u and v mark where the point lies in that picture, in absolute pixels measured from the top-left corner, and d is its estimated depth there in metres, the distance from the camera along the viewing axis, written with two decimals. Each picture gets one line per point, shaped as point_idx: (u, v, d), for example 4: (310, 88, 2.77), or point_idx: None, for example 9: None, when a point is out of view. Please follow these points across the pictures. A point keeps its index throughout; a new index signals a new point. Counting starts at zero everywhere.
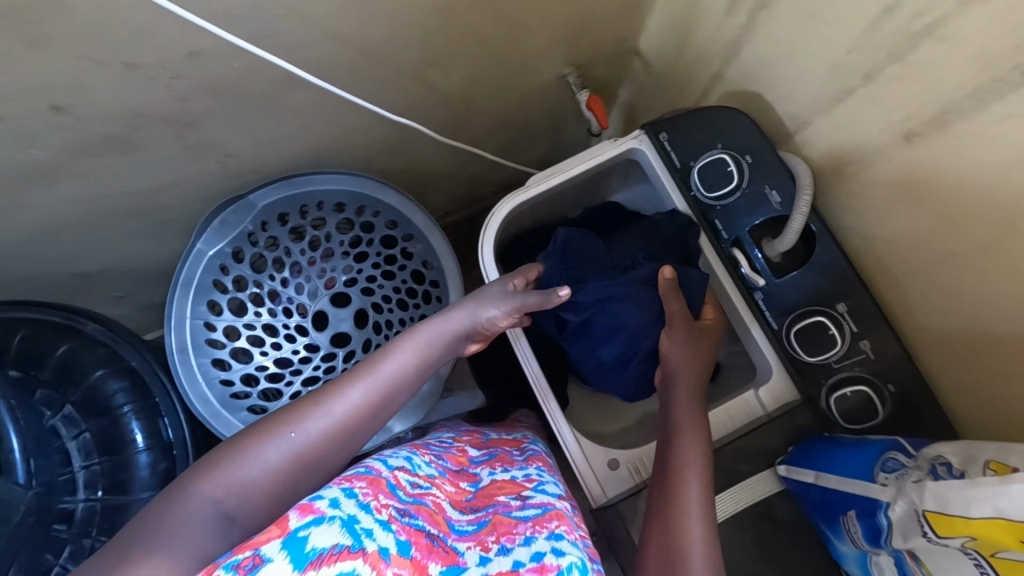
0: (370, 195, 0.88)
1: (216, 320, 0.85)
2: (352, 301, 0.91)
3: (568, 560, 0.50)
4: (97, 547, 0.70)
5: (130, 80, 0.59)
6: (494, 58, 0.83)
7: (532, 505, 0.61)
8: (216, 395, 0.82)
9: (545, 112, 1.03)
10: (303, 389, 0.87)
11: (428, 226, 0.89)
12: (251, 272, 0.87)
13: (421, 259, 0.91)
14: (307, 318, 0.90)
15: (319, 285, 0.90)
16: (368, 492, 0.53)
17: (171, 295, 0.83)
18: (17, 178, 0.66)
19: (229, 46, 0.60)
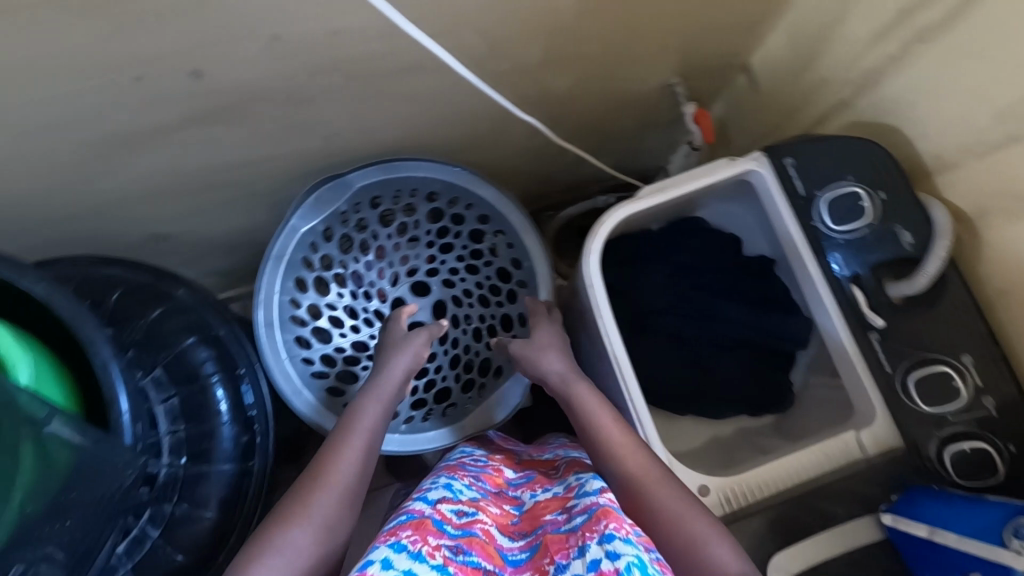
0: (465, 187, 0.85)
1: (302, 298, 0.84)
2: (432, 291, 0.91)
3: (625, 561, 0.51)
4: (176, 513, 0.71)
5: (273, 55, 0.58)
6: (609, 61, 0.81)
7: (578, 512, 0.60)
8: (297, 372, 0.82)
9: (641, 119, 1.00)
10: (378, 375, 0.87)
11: (525, 224, 0.86)
12: (336, 252, 0.86)
13: (512, 255, 0.88)
14: (387, 304, 0.90)
15: (401, 272, 0.90)
16: (416, 539, 0.57)
17: (261, 268, 0.81)
18: (139, 144, 0.66)
19: (375, 27, 0.58)
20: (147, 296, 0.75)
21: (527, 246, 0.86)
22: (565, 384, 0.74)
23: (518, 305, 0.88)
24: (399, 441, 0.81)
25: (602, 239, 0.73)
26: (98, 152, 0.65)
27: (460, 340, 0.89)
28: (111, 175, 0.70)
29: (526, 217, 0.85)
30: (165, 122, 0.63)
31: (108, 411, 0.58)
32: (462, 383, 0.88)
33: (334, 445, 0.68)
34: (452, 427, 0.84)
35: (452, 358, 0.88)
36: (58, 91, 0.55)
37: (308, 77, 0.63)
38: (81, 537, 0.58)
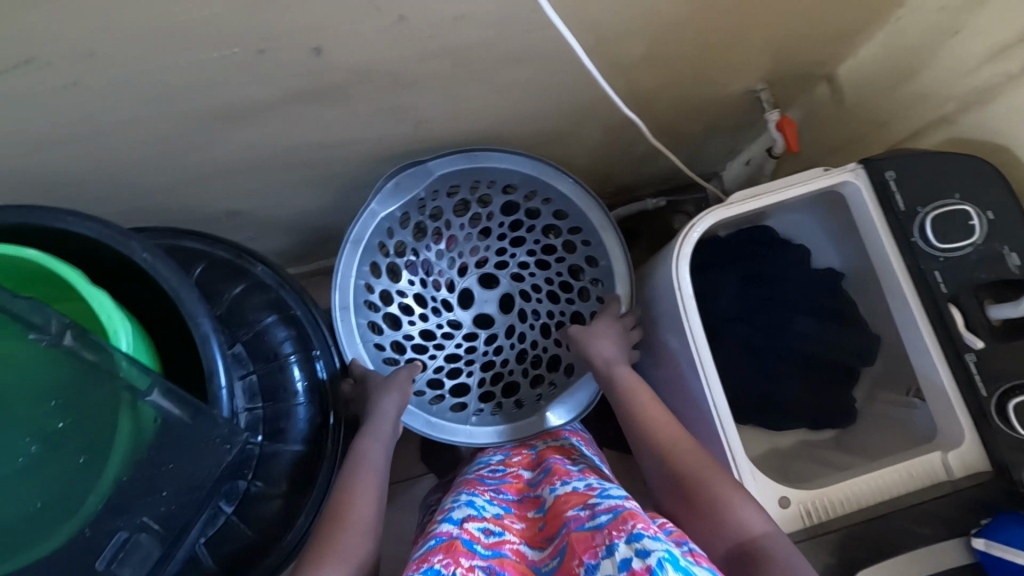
0: (546, 181, 0.84)
1: (375, 283, 0.83)
2: (500, 284, 0.90)
3: (656, 558, 0.49)
4: (252, 490, 0.71)
5: (391, 36, 0.57)
6: (703, 63, 0.79)
7: (602, 510, 0.58)
8: (370, 356, 0.82)
9: (716, 123, 0.99)
10: (445, 365, 0.87)
11: (604, 222, 0.85)
12: (410, 239, 0.85)
13: (588, 252, 0.87)
14: (455, 294, 0.89)
15: (470, 263, 0.89)
16: (449, 562, 0.55)
17: (340, 251, 0.81)
18: (238, 118, 0.64)
19: (497, 13, 0.58)
20: (228, 273, 0.75)
21: (604, 244, 0.85)
22: (611, 369, 0.78)
23: (591, 303, 0.88)
24: (471, 432, 0.83)
25: (693, 240, 0.73)
26: (199, 125, 0.64)
27: (527, 334, 0.89)
28: (203, 149, 0.69)
29: (607, 213, 0.84)
30: (270, 97, 0.62)
31: (208, 384, 0.57)
32: (529, 378, 0.89)
33: (348, 479, 0.70)
34: (520, 422, 0.85)
35: (519, 352, 0.89)
36: (179, 60, 0.54)
37: (418, 60, 0.62)
38: (175, 513, 0.55)
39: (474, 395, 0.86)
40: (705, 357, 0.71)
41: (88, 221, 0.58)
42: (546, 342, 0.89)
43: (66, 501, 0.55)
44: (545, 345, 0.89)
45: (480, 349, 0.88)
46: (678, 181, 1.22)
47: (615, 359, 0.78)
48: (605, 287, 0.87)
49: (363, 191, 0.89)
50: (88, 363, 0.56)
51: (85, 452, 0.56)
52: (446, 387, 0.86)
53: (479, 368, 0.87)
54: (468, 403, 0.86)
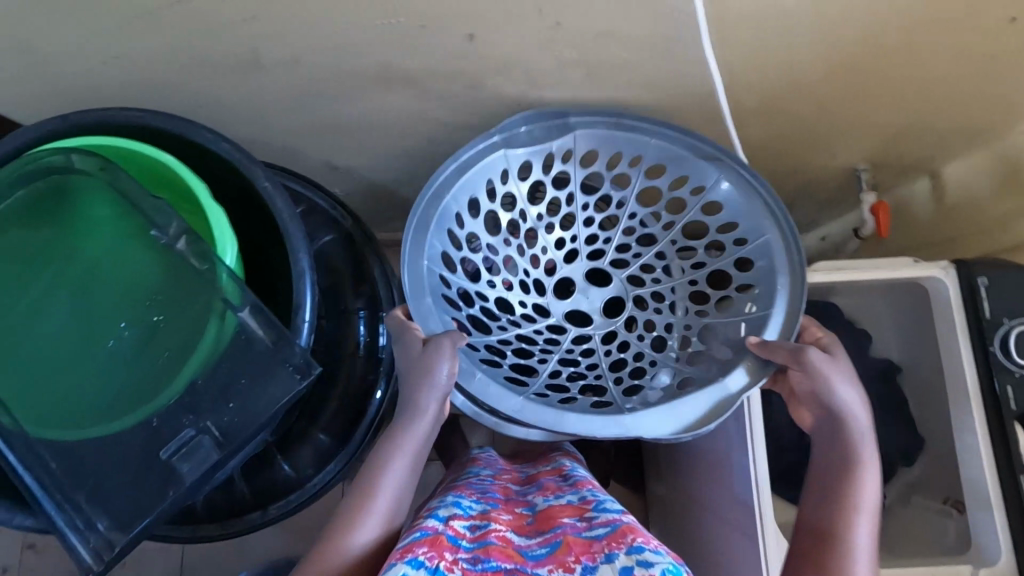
0: (703, 161, 0.71)
1: (467, 220, 0.73)
2: (611, 284, 0.79)
3: (660, 567, 0.54)
4: (295, 426, 0.76)
5: (544, 38, 0.61)
6: (816, 128, 0.81)
7: (599, 523, 0.63)
8: (431, 281, 0.69)
9: (808, 191, 1.00)
10: (514, 342, 0.73)
11: (775, 216, 0.70)
12: (524, 193, 0.74)
13: (741, 252, 0.72)
14: (553, 278, 0.78)
15: (582, 250, 0.79)
16: (433, 555, 0.58)
17: (441, 168, 0.71)
18: (378, 83, 0.69)
19: (645, 38, 0.61)
20: (321, 220, 0.79)
21: (767, 241, 0.70)
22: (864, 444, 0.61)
23: (733, 316, 0.72)
24: (531, 413, 0.64)
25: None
26: (338, 79, 0.68)
27: (631, 344, 0.76)
28: (332, 103, 0.73)
29: (780, 204, 0.70)
30: (414, 70, 0.66)
31: (294, 315, 0.61)
32: (624, 387, 0.73)
33: (369, 478, 0.63)
34: (607, 420, 0.65)
35: (615, 360, 0.76)
36: (349, 18, 0.59)
37: (559, 65, 0.66)
38: (237, 427, 0.58)
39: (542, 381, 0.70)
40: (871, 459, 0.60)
41: (224, 141, 0.63)
42: (656, 359, 0.74)
43: (143, 391, 0.59)
44: (653, 358, 0.75)
45: (564, 345, 0.75)
46: None
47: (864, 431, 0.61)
48: (762, 295, 0.70)
49: None
50: (195, 270, 0.60)
51: (169, 353, 0.60)
52: (507, 360, 0.72)
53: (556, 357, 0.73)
54: (531, 385, 0.70)
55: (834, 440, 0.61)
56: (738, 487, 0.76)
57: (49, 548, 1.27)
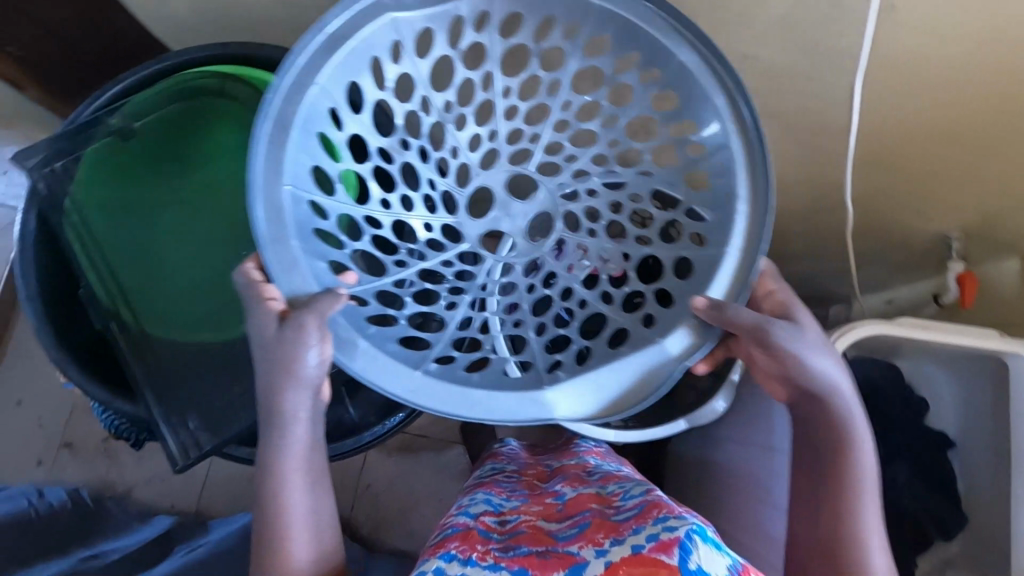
0: (660, 53, 0.60)
1: (343, 116, 0.62)
2: (536, 199, 0.74)
3: (684, 529, 0.52)
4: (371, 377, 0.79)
5: None
6: (920, 186, 0.82)
7: (630, 507, 0.63)
8: (294, 213, 0.59)
9: (892, 250, 1.00)
10: (419, 284, 0.71)
11: (756, 166, 0.60)
12: (423, 75, 0.65)
13: (700, 165, 0.63)
14: (465, 193, 0.73)
15: (500, 152, 0.72)
16: (464, 548, 0.61)
17: (304, 40, 0.57)
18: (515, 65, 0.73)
19: None
20: None
21: (730, 157, 0.60)
22: (850, 423, 0.60)
23: (683, 247, 0.66)
24: (434, 399, 0.61)
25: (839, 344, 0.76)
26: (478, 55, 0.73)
27: (562, 279, 0.74)
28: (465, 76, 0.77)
29: (756, 122, 0.58)
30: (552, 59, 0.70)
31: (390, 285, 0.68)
32: (546, 339, 0.72)
33: (273, 501, 0.58)
34: (520, 397, 0.63)
35: (537, 297, 0.75)
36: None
37: None
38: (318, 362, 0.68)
39: (445, 340, 0.68)
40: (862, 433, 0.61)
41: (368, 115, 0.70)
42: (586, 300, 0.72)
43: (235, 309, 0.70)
44: (582, 296, 0.73)
45: (477, 281, 0.74)
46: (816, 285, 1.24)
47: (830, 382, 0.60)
48: (717, 226, 0.63)
49: None
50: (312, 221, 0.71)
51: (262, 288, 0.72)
52: (405, 313, 0.68)
53: (465, 306, 0.72)
54: (431, 350, 0.67)
55: (810, 409, 0.62)
56: (777, 523, 0.78)
57: (84, 450, 1.32)
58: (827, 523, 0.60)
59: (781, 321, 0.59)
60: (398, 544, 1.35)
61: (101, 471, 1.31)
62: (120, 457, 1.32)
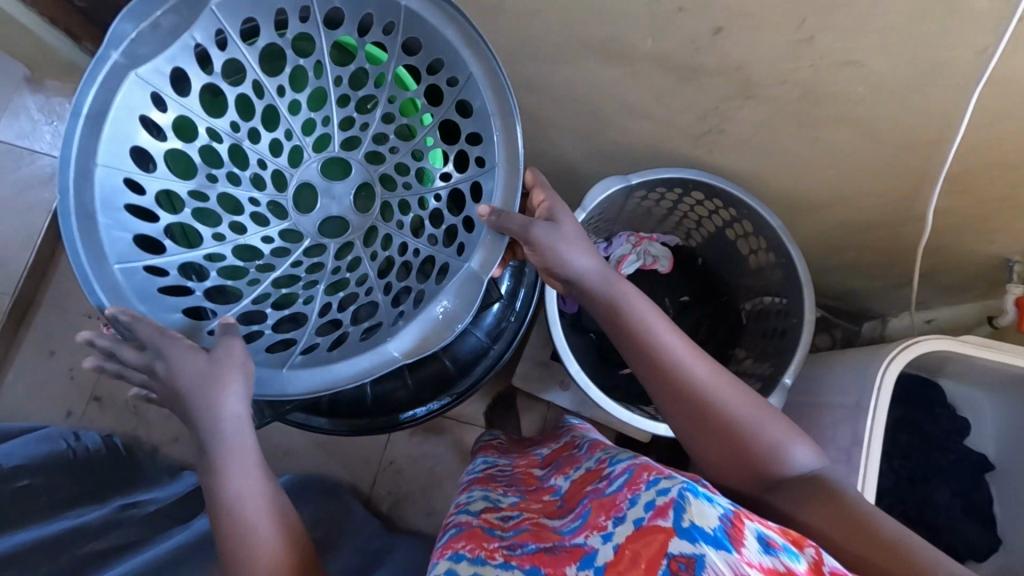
0: (414, 19, 0.55)
1: (146, 181, 0.58)
2: (352, 172, 0.65)
3: (676, 487, 0.43)
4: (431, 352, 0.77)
5: (785, 50, 0.63)
6: (991, 206, 0.81)
7: (618, 477, 0.54)
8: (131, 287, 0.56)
9: (947, 267, 1.00)
10: (272, 295, 0.63)
11: (475, 44, 0.55)
12: (198, 110, 0.60)
13: (466, 127, 0.59)
14: (286, 194, 0.64)
15: (306, 145, 0.65)
16: (474, 548, 0.53)
17: (69, 131, 0.54)
18: (607, 51, 0.73)
19: (879, 72, 0.63)
20: None
21: (471, 83, 0.56)
22: (607, 288, 0.64)
23: (467, 178, 0.60)
24: (280, 375, 0.56)
25: (904, 358, 0.75)
26: (571, 37, 0.72)
27: (411, 246, 0.63)
28: (552, 58, 0.78)
29: (504, 75, 0.54)
30: (644, 48, 0.70)
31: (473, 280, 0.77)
32: (393, 296, 0.62)
33: (224, 511, 0.51)
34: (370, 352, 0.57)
35: (382, 264, 0.64)
36: None
37: (778, 81, 0.68)
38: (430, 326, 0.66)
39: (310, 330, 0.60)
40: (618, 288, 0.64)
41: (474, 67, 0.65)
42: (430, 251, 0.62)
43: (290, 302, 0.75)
44: (416, 248, 0.62)
45: (328, 267, 0.64)
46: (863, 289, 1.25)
47: (604, 271, 0.65)
48: (485, 150, 0.58)
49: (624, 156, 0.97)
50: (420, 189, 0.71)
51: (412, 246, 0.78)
52: (269, 324, 0.61)
53: (321, 292, 0.63)
54: (299, 342, 0.60)
55: (597, 308, 0.65)
56: None
57: (112, 403, 1.33)
58: (680, 423, 0.60)
59: (539, 223, 0.61)
60: (416, 523, 1.36)
61: (128, 425, 1.32)
62: (148, 413, 1.33)
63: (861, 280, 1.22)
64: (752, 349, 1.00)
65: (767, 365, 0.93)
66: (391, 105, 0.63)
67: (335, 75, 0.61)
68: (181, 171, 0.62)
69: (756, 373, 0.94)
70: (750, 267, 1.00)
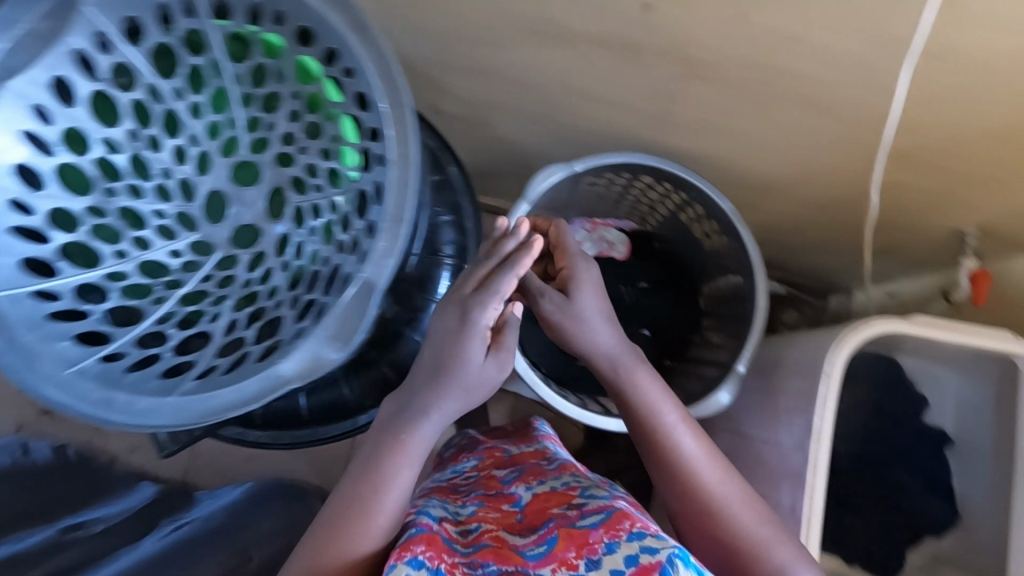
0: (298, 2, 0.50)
1: (30, 198, 0.52)
2: (262, 177, 0.60)
3: (666, 555, 0.46)
4: (367, 357, 0.73)
5: (726, 28, 0.60)
6: (943, 180, 0.80)
7: (590, 511, 0.54)
8: (17, 318, 0.49)
9: (906, 241, 0.98)
10: (178, 314, 0.57)
11: (364, 29, 0.50)
12: (89, 119, 0.54)
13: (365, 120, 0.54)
14: (195, 203, 0.59)
15: (213, 150, 0.59)
16: (433, 556, 0.50)
17: None
18: (538, 33, 0.68)
19: (821, 48, 0.60)
20: (431, 161, 0.79)
21: (364, 71, 0.51)
22: (622, 368, 0.65)
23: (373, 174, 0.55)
24: (165, 404, 0.50)
25: (851, 345, 0.73)
26: (498, 19, 0.68)
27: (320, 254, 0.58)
28: (483, 42, 0.73)
29: (393, 60, 0.50)
30: (576, 30, 0.66)
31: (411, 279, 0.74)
32: (302, 311, 0.57)
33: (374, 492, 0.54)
34: (262, 374, 0.51)
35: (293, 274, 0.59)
36: None
37: (720, 61, 0.65)
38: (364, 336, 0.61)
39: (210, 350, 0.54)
40: (630, 365, 0.65)
41: None
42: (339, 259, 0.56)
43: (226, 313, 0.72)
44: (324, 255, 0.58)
45: (238, 280, 0.59)
46: (825, 264, 1.23)
47: (623, 346, 0.65)
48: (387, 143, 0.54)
49: (572, 141, 0.93)
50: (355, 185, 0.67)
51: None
52: (173, 345, 0.56)
53: (228, 307, 0.57)
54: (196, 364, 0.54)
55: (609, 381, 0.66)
56: (790, 496, 0.75)
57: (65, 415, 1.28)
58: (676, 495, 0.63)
59: (552, 295, 0.64)
60: None
61: (82, 437, 1.28)
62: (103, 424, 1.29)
63: (823, 257, 1.20)
64: (712, 335, 0.98)
65: (724, 352, 0.92)
66: (295, 103, 0.58)
67: (234, 72, 0.56)
68: (74, 185, 0.55)
69: (714, 360, 0.93)
70: (709, 250, 0.99)
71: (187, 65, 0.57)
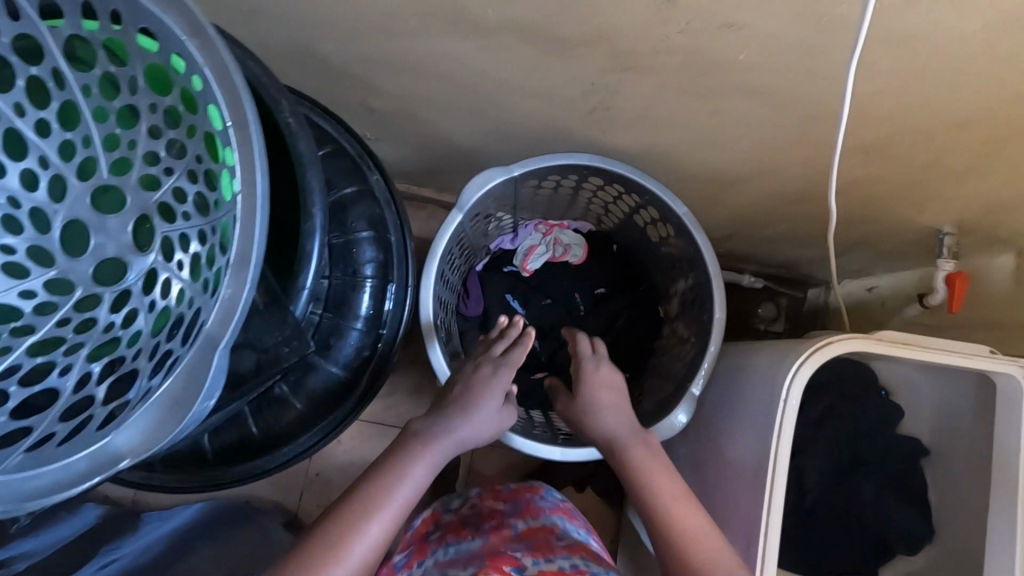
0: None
1: None
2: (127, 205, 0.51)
3: None
4: (277, 394, 0.66)
5: (651, 17, 0.51)
6: (914, 175, 0.72)
7: None
8: None
9: (879, 235, 0.91)
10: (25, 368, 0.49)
11: (203, 33, 0.43)
12: None
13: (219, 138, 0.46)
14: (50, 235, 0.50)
15: (67, 174, 0.50)
16: None
17: None
18: (448, 24, 0.60)
19: (761, 38, 0.52)
20: (347, 168, 0.71)
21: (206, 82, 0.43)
22: (622, 444, 0.73)
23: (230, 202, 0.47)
24: None
25: (812, 370, 0.66)
26: (401, 9, 0.59)
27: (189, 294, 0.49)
28: (393, 35, 0.64)
29: (236, 68, 0.43)
30: (487, 21, 0.58)
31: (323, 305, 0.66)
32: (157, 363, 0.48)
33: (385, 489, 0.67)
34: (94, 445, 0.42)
35: (161, 317, 0.51)
36: None
37: (651, 50, 0.56)
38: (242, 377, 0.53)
39: (53, 414, 0.45)
40: (630, 444, 0.73)
41: (250, 59, 0.53)
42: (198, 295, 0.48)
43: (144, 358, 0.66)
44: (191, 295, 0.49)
45: (99, 326, 0.50)
46: (801, 257, 1.16)
47: (622, 427, 0.75)
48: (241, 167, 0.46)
49: (514, 137, 0.85)
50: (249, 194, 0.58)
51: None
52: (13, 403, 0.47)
53: (84, 357, 0.49)
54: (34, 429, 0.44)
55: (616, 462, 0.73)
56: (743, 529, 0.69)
57: None
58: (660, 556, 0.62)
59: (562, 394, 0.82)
60: None
61: None
62: None
63: (798, 251, 1.13)
64: (671, 346, 0.90)
65: (683, 365, 0.83)
66: (155, 117, 0.50)
67: (78, 83, 0.48)
68: None
69: (672, 374, 0.85)
70: (665, 256, 0.91)
71: (24, 77, 0.47)
